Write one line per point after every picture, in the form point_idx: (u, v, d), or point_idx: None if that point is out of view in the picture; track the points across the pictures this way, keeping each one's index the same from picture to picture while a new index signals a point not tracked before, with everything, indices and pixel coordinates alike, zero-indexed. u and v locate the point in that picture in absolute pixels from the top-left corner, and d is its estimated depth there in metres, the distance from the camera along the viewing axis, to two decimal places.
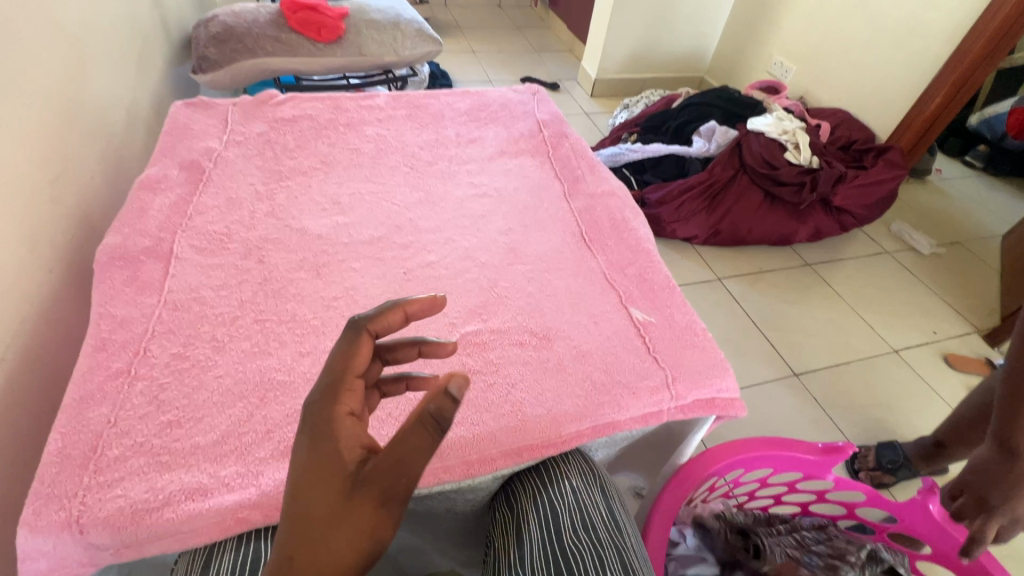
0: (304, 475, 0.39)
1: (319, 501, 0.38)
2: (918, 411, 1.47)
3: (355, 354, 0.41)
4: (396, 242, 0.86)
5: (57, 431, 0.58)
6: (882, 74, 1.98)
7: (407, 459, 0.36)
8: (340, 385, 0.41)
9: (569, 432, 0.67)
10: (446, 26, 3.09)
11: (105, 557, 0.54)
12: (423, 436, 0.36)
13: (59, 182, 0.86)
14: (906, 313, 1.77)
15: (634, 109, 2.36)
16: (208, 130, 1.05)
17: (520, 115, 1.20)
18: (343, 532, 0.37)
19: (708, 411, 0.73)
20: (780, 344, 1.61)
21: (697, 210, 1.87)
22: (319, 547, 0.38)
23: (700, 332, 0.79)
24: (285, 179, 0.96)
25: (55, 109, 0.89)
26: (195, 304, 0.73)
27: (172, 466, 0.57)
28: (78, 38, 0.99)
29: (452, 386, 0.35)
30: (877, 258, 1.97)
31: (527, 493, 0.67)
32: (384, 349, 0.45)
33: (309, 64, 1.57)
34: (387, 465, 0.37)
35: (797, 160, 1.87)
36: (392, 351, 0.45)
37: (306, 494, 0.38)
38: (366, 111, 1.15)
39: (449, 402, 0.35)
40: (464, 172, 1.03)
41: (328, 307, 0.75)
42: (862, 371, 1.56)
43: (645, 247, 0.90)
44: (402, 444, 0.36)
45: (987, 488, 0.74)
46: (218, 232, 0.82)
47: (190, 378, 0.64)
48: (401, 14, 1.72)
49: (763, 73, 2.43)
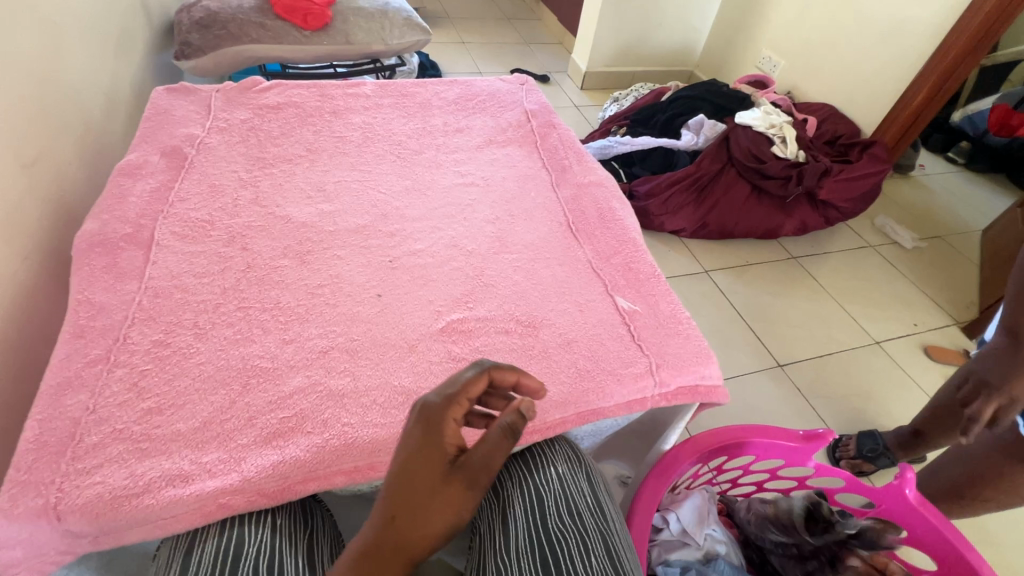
0: (412, 457, 0.48)
1: (421, 477, 0.47)
2: (898, 401, 1.50)
3: (474, 382, 0.52)
4: (382, 230, 0.86)
5: (34, 419, 0.57)
6: (867, 70, 2.00)
7: (495, 455, 0.48)
8: (454, 400, 0.50)
9: (554, 418, 0.67)
10: (435, 16, 3.06)
11: (85, 544, 0.53)
12: (507, 441, 0.48)
13: (35, 168, 0.84)
14: (889, 306, 1.80)
15: (623, 102, 2.36)
16: (191, 116, 1.03)
17: (508, 105, 1.20)
18: (440, 506, 0.46)
19: (691, 398, 0.74)
20: (766, 335, 1.63)
21: (685, 203, 1.88)
22: (416, 513, 0.46)
23: (685, 320, 0.80)
24: (269, 166, 0.95)
25: (31, 93, 0.87)
26: (175, 291, 0.72)
27: (152, 453, 0.56)
28: (55, 21, 0.97)
29: (525, 405, 0.49)
30: (861, 252, 2.00)
31: (513, 480, 0.68)
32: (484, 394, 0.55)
33: (294, 51, 1.55)
34: (482, 459, 0.47)
35: (784, 153, 1.88)
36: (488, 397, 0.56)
37: (410, 473, 0.47)
38: (352, 99, 1.14)
39: (522, 418, 0.49)
40: (451, 161, 1.02)
41: (312, 295, 0.74)
42: (844, 362, 1.59)
43: (631, 237, 0.91)
44: (495, 444, 0.48)
45: (990, 372, 0.81)
46: (200, 219, 0.81)
47: (170, 365, 0.63)
48: (389, 2, 1.70)
49: (751, 67, 2.44)
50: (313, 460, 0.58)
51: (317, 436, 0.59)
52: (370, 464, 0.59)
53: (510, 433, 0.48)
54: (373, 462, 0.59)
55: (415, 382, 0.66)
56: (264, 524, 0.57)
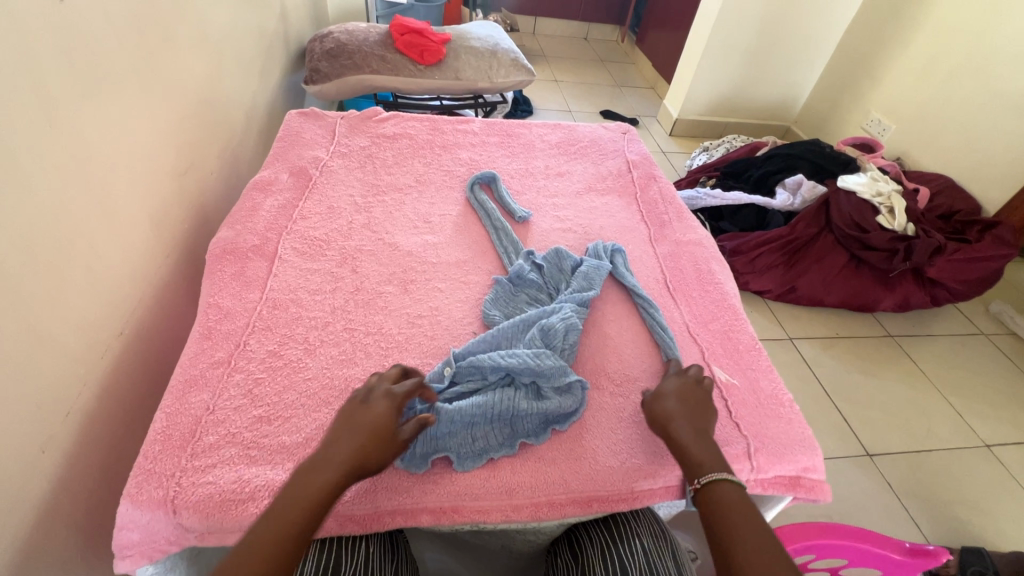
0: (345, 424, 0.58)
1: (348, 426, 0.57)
2: (1009, 518, 1.32)
3: (727, 502, 0.56)
4: (481, 267, 0.88)
5: (163, 410, 0.63)
6: (994, 141, 1.84)
7: (757, 537, 0.53)
8: (725, 528, 0.54)
9: (641, 487, 0.64)
10: (533, 54, 3.17)
11: (190, 538, 0.57)
12: (752, 531, 0.53)
13: (185, 175, 0.94)
14: (1003, 406, 1.61)
15: (713, 152, 2.33)
16: (318, 139, 1.12)
17: (610, 152, 1.21)
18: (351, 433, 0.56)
19: (791, 490, 0.69)
20: (853, 418, 1.50)
21: (774, 264, 1.82)
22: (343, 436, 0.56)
23: (786, 402, 0.75)
24: (382, 193, 1.01)
25: (193, 108, 0.98)
26: (291, 305, 0.77)
27: (258, 460, 0.59)
28: (218, 48, 1.10)
29: (747, 544, 0.52)
30: (971, 338, 1.82)
31: (594, 546, 0.65)
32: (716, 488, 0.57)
33: (408, 83, 1.66)
34: (744, 520, 0.54)
35: (890, 225, 1.77)
36: (712, 485, 0.57)
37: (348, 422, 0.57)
38: (461, 135, 1.19)
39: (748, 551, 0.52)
40: (550, 205, 1.04)
41: (413, 324, 0.77)
42: (945, 462, 1.43)
43: (730, 302, 0.88)
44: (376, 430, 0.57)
45: None
46: (319, 238, 0.87)
47: (282, 377, 0.67)
48: (499, 43, 1.79)
49: (857, 129, 2.33)
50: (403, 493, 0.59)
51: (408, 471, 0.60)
52: (455, 508, 0.60)
53: (754, 535, 0.53)
54: (459, 506, 0.60)
55: None
56: (359, 550, 0.59)
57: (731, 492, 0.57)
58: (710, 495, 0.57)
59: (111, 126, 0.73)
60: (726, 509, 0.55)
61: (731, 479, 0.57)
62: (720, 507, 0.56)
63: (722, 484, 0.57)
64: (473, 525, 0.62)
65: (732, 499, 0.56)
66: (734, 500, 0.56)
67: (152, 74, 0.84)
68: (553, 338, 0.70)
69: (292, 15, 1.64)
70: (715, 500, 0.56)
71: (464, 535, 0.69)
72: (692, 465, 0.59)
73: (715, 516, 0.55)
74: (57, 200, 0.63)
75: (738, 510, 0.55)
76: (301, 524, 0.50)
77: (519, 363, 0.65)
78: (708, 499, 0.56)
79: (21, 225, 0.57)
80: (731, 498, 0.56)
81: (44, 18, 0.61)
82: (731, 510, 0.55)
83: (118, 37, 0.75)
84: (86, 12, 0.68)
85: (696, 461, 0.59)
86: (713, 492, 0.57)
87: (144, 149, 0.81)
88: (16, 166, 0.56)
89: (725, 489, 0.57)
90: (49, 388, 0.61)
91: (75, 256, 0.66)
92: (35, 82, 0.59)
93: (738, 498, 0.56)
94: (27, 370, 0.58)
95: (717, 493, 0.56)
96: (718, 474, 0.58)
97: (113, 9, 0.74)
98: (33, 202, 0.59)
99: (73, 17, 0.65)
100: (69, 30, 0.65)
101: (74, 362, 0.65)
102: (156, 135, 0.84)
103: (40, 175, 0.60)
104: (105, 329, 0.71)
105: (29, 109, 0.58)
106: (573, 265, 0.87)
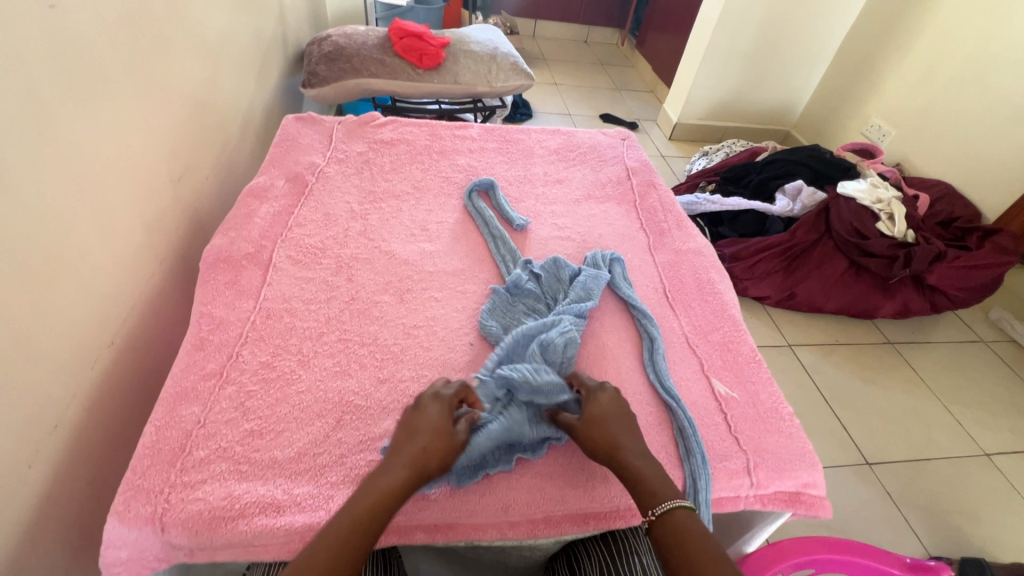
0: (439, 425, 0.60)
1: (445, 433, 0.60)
2: (1009, 528, 1.31)
3: (684, 532, 0.54)
4: (479, 276, 0.87)
5: (153, 424, 0.62)
6: (994, 148, 1.83)
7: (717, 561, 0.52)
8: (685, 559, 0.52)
9: (638, 504, 0.63)
10: (533, 57, 3.17)
11: (179, 556, 0.56)
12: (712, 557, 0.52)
13: (179, 181, 0.93)
14: (1003, 415, 1.60)
15: (713, 157, 2.32)
16: (315, 145, 1.11)
17: (609, 159, 1.20)
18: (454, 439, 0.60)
19: (791, 505, 0.68)
20: (853, 426, 1.49)
21: (774, 271, 1.81)
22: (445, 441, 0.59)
23: (786, 415, 0.74)
24: (379, 200, 0.99)
25: (189, 114, 0.97)
26: (286, 315, 0.75)
27: (250, 476, 0.58)
28: (215, 52, 1.09)
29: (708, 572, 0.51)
30: (971, 345, 1.81)
31: (592, 563, 0.65)
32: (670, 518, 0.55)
33: (406, 86, 1.65)
34: (702, 546, 0.53)
35: (890, 231, 1.75)
36: (667, 515, 0.55)
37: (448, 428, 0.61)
38: (459, 140, 1.19)
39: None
40: (549, 212, 1.03)
41: (409, 334, 0.76)
42: (945, 471, 1.42)
43: (730, 313, 0.87)
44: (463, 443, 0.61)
45: None
46: (314, 246, 0.86)
47: (274, 389, 0.66)
48: (499, 47, 1.78)
49: (857, 134, 2.32)
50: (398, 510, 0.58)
51: None
52: (450, 525, 0.59)
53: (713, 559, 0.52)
54: (454, 522, 0.59)
55: None
56: None
57: (689, 517, 0.55)
58: (668, 522, 0.55)
59: (104, 134, 0.72)
60: (686, 538, 0.54)
61: (684, 505, 0.56)
62: (681, 534, 0.54)
63: (679, 509, 0.55)
64: (469, 541, 0.61)
65: (690, 525, 0.55)
66: (689, 526, 0.54)
67: (147, 80, 0.83)
68: (553, 354, 0.69)
69: (291, 17, 1.63)
70: (674, 529, 0.54)
71: (459, 551, 0.68)
72: (646, 495, 0.57)
73: (671, 549, 0.54)
74: (46, 207, 0.61)
75: (695, 536, 0.54)
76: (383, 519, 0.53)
77: (518, 378, 0.64)
78: (664, 530, 0.55)
79: (8, 233, 0.56)
80: (689, 523, 0.55)
81: (35, 24, 0.60)
82: (688, 539, 0.53)
83: (111, 42, 0.74)
84: (79, 18, 0.67)
85: (648, 492, 0.57)
86: (668, 520, 0.55)
87: (138, 156, 0.80)
88: (3, 173, 0.55)
89: (679, 517, 0.55)
90: (37, 399, 0.60)
91: (66, 266, 0.65)
92: (25, 90, 0.58)
93: (695, 522, 0.55)
94: (14, 383, 0.57)
95: (673, 521, 0.55)
96: (672, 500, 0.56)
97: (106, 14, 0.73)
98: (22, 213, 0.58)
99: (65, 24, 0.65)
100: (62, 36, 0.64)
101: (63, 374, 0.64)
102: (151, 141, 0.84)
103: (29, 182, 0.59)
104: (95, 339, 0.70)
105: (19, 115, 0.57)
106: (571, 274, 0.85)
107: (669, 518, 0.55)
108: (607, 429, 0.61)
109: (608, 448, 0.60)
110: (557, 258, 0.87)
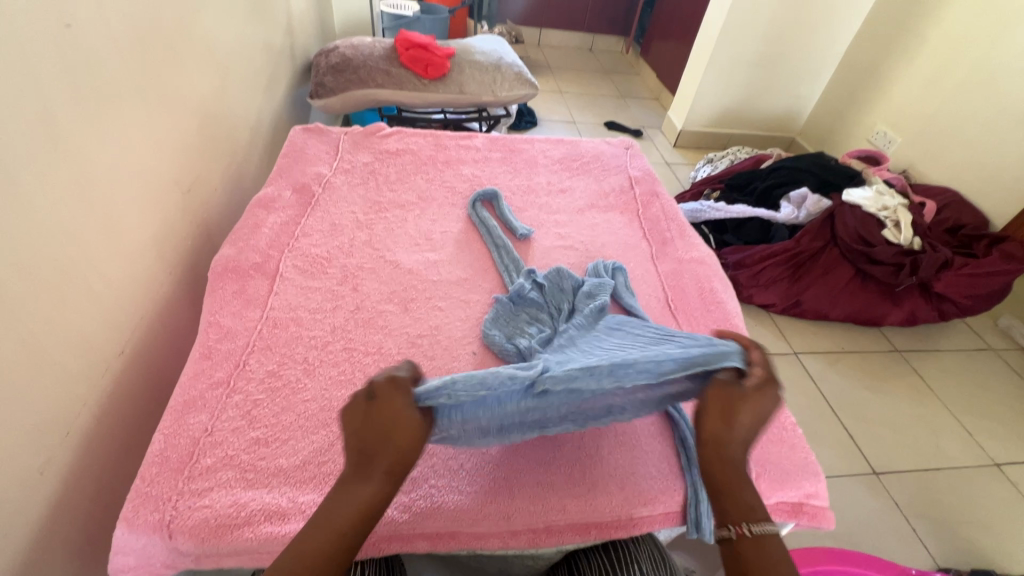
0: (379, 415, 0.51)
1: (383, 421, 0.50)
2: (1020, 540, 1.29)
3: (773, 558, 0.51)
4: (482, 285, 0.88)
5: (161, 432, 0.63)
6: (1000, 155, 1.82)
7: None
8: None
9: (640, 514, 0.63)
10: (537, 65, 3.19)
11: (186, 562, 0.57)
12: None
13: (189, 192, 0.95)
14: (1013, 424, 1.58)
15: (718, 164, 2.32)
16: (321, 155, 1.13)
17: (612, 168, 1.21)
18: (394, 428, 0.50)
19: (794, 516, 0.68)
20: (860, 435, 1.48)
21: (779, 278, 1.81)
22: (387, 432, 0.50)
23: (789, 425, 0.74)
24: (383, 210, 1.01)
25: (198, 126, 0.99)
26: (291, 324, 0.77)
27: (255, 483, 0.59)
28: (225, 65, 1.11)
29: None
30: (980, 354, 1.80)
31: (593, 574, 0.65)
32: (761, 537, 0.52)
33: (412, 97, 1.67)
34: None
35: (897, 239, 1.76)
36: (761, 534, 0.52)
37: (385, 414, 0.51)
38: (463, 151, 1.20)
39: None
40: (552, 222, 1.04)
41: (413, 344, 0.77)
42: (954, 481, 1.40)
43: (733, 322, 0.87)
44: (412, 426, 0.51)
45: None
46: (320, 256, 0.87)
47: (280, 398, 0.67)
48: (503, 57, 1.80)
49: (862, 141, 2.32)
50: (400, 518, 0.59)
51: (405, 495, 0.60)
52: (452, 533, 0.60)
53: None
54: (456, 531, 0.60)
55: (503, 452, 0.65)
56: None
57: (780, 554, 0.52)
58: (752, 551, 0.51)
59: (116, 147, 0.74)
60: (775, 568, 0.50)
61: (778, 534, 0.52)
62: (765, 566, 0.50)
63: (773, 542, 0.52)
64: (471, 550, 0.61)
65: (774, 550, 0.51)
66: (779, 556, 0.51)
67: (158, 94, 0.85)
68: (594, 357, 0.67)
69: (299, 29, 1.65)
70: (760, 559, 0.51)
71: (461, 559, 0.68)
72: (742, 507, 0.53)
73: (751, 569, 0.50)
74: (58, 219, 0.63)
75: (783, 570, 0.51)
76: (350, 532, 0.48)
77: (638, 361, 0.55)
78: (751, 546, 0.51)
79: (22, 245, 0.58)
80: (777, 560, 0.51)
81: (51, 44, 0.62)
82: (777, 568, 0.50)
83: (123, 58, 0.76)
84: (92, 36, 0.69)
85: (748, 505, 0.53)
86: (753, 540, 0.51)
87: (149, 168, 0.82)
88: (19, 187, 0.57)
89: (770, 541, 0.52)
90: (47, 409, 0.61)
91: (77, 277, 0.66)
92: (41, 107, 0.60)
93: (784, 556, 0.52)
94: (26, 392, 0.58)
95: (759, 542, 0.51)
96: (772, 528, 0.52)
97: (118, 31, 0.75)
98: (36, 225, 0.59)
99: (79, 42, 0.66)
100: (76, 54, 0.66)
101: (73, 383, 0.65)
102: (161, 154, 0.85)
103: (43, 196, 0.61)
104: (105, 348, 0.71)
105: (33, 132, 0.59)
106: (574, 285, 0.85)
107: (756, 540, 0.52)
108: (734, 424, 0.55)
109: (719, 444, 0.55)
110: (560, 269, 0.87)
